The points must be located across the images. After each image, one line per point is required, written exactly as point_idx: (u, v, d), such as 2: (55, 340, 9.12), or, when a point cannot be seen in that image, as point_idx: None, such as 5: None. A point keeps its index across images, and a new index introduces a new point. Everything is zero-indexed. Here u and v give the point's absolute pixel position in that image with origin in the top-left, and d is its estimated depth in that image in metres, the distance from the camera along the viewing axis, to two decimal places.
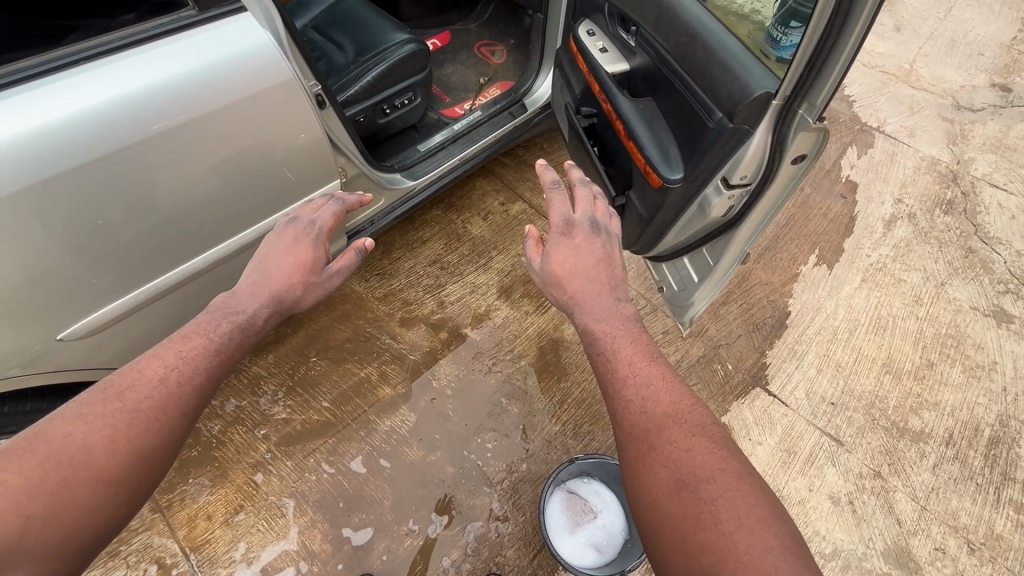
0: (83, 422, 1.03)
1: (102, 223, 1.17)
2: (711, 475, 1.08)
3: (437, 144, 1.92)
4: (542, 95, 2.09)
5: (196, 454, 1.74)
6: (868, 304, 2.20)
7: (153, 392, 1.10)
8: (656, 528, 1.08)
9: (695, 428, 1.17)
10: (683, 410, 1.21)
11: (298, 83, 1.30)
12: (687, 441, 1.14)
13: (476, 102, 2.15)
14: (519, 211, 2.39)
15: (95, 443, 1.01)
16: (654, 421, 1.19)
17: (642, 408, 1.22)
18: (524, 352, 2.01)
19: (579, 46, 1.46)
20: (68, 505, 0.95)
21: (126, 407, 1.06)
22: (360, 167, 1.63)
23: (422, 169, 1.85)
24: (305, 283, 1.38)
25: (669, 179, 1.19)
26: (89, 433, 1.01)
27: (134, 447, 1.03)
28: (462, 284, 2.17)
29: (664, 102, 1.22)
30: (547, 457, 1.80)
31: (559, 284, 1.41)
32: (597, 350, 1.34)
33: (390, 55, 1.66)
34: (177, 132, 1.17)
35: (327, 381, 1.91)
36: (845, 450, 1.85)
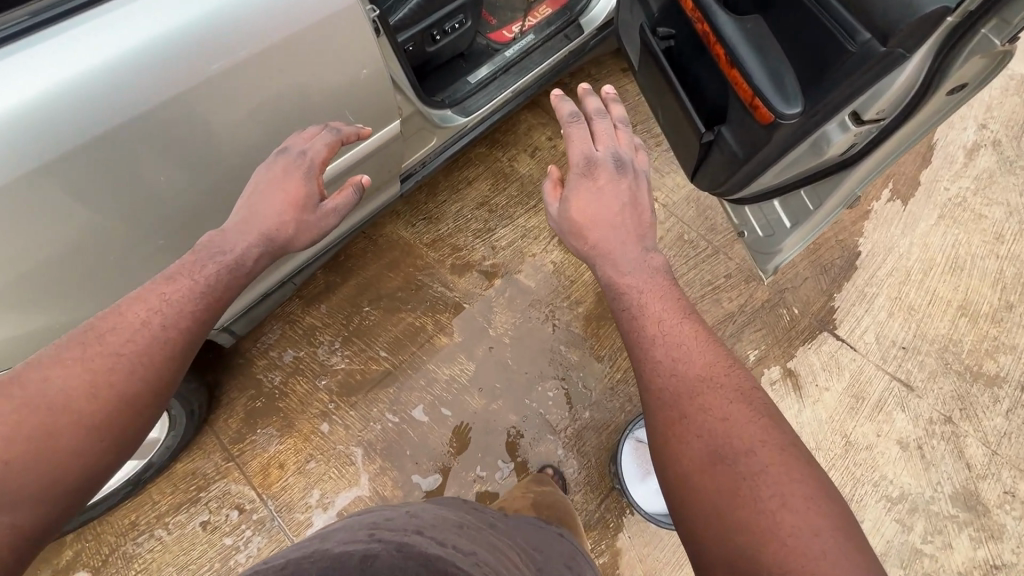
0: (65, 365, 0.91)
1: (155, 178, 1.08)
2: (747, 446, 1.01)
3: (488, 75, 1.75)
4: (602, 14, 1.86)
5: (261, 404, 1.75)
6: (946, 243, 2.06)
7: (137, 335, 0.98)
8: (691, 500, 1.01)
9: (728, 391, 1.11)
10: (714, 373, 1.14)
11: (358, 11, 1.15)
12: (721, 411, 1.07)
13: (526, 23, 1.92)
14: (568, 147, 2.24)
15: (78, 388, 0.90)
16: (687, 382, 1.13)
17: (669, 368, 1.16)
18: (580, 298, 1.94)
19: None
20: (52, 450, 0.85)
21: (106, 351, 0.94)
22: (416, 105, 1.49)
23: (474, 103, 1.69)
24: (297, 222, 1.18)
25: (782, 116, 1.03)
26: (71, 376, 0.91)
27: (118, 393, 0.92)
28: (513, 228, 2.06)
29: (780, 18, 1.06)
30: (610, 405, 1.78)
31: (580, 232, 1.40)
32: (623, 299, 1.30)
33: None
34: (230, 74, 1.05)
35: (382, 331, 1.87)
36: (916, 395, 1.80)
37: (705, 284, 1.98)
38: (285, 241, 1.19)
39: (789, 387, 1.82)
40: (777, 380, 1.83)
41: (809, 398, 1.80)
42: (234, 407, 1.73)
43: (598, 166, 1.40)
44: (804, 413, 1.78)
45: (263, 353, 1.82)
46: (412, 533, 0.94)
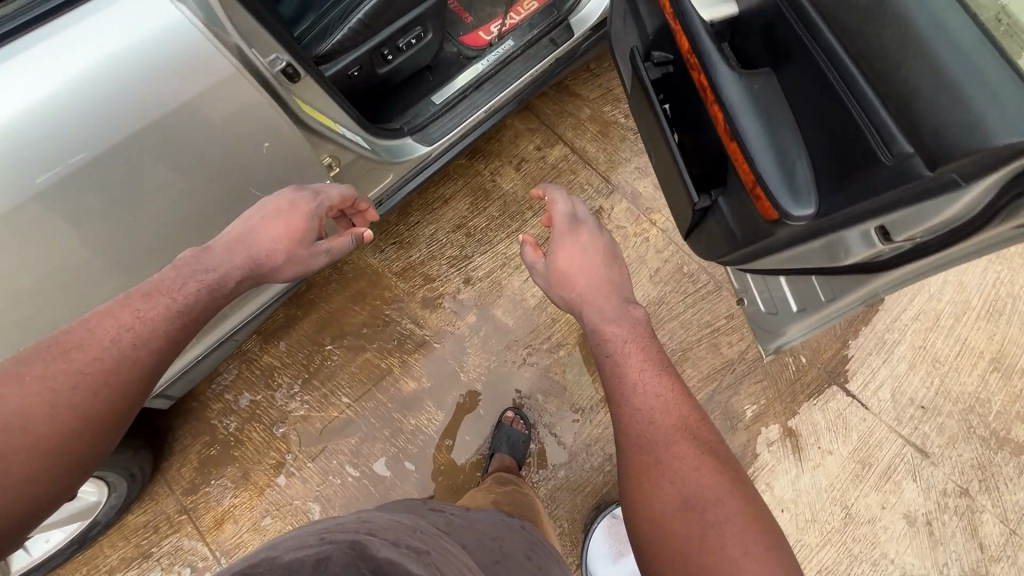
0: (25, 383, 0.83)
1: (59, 257, 0.96)
2: (714, 499, 0.98)
3: (457, 91, 1.50)
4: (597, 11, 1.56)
5: (216, 453, 1.65)
6: (985, 282, 1.80)
7: (105, 352, 0.90)
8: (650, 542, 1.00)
9: (698, 440, 1.07)
10: (686, 419, 1.10)
11: (240, 80, 0.95)
12: (690, 459, 1.03)
13: (507, 21, 1.63)
14: (558, 159, 1.99)
15: (38, 404, 0.83)
16: (658, 433, 1.08)
17: (647, 417, 1.10)
18: (562, 340, 1.76)
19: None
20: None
21: (70, 370, 0.87)
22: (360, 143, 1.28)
23: (440, 128, 1.46)
24: (296, 262, 1.15)
25: (789, 217, 0.81)
26: (32, 396, 0.83)
27: (78, 414, 0.86)
28: (492, 255, 1.87)
29: (798, 83, 0.81)
30: (587, 464, 1.64)
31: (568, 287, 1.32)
32: (604, 351, 1.23)
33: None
34: (76, 170, 0.87)
35: (345, 373, 1.73)
36: (930, 463, 1.62)
37: (702, 326, 1.77)
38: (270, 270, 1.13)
39: (787, 448, 1.65)
40: (775, 441, 1.66)
41: (809, 463, 1.63)
42: (186, 456, 1.64)
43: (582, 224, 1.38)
44: (802, 480, 1.62)
45: (218, 396, 1.70)
46: (363, 534, 0.75)
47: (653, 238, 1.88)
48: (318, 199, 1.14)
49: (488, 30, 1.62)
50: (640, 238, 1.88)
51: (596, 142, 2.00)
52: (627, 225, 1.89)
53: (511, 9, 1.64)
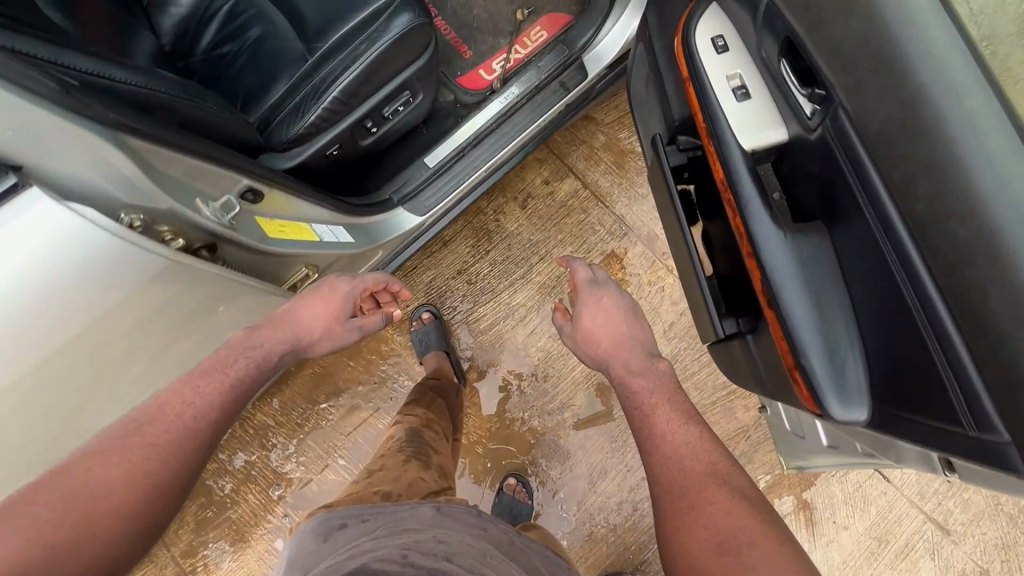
0: (100, 461, 0.83)
1: None
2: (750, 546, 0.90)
3: (453, 150, 1.32)
4: (615, 49, 1.35)
5: (212, 515, 1.62)
6: None
7: (171, 426, 0.89)
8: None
9: (727, 487, 1.01)
10: (713, 468, 1.04)
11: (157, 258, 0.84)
12: (720, 507, 0.97)
13: (511, 56, 1.43)
14: (568, 195, 1.81)
15: (115, 477, 0.82)
16: (687, 483, 1.03)
17: (675, 466, 1.06)
18: (568, 401, 1.67)
19: (692, 71, 0.84)
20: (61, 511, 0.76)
21: (144, 445, 0.86)
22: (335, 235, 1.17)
23: (431, 195, 1.30)
24: (334, 343, 1.18)
25: (834, 419, 0.71)
26: (106, 466, 0.82)
27: (151, 480, 0.84)
28: (495, 305, 1.75)
29: (863, 263, 0.68)
30: (590, 534, 1.59)
31: (587, 339, 1.34)
32: (632, 404, 1.20)
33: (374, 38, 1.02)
34: None
35: (341, 433, 1.67)
36: (951, 541, 1.55)
37: (718, 387, 1.66)
38: (310, 346, 1.15)
39: (801, 521, 1.58)
40: (788, 513, 1.59)
41: (823, 537, 1.57)
42: (182, 518, 1.61)
43: (604, 286, 1.41)
44: (814, 555, 1.56)
45: (211, 456, 1.65)
46: (439, 561, 0.82)
47: (669, 287, 1.73)
48: (356, 283, 1.20)
49: (490, 67, 1.43)
50: (655, 288, 1.74)
51: (611, 175, 1.82)
52: (641, 272, 1.75)
53: (517, 42, 1.44)
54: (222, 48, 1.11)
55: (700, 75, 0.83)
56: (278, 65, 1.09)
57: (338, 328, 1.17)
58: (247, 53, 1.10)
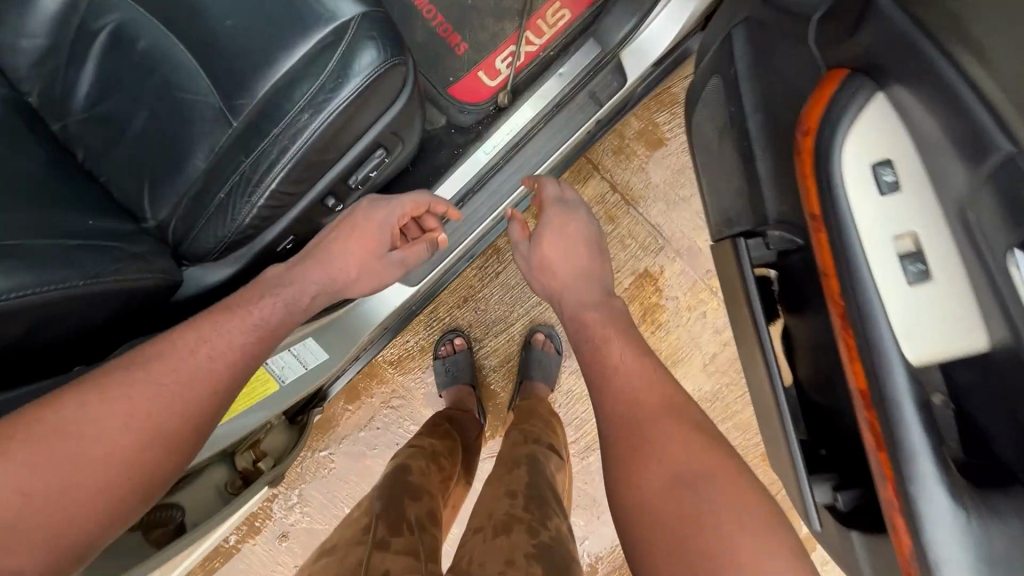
0: (119, 394, 0.65)
1: None
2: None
3: (450, 202, 1.00)
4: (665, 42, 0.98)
5: (219, 565, 1.54)
6: None
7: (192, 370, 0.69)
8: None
9: (738, 483, 0.65)
10: (693, 441, 0.68)
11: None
12: (723, 502, 0.62)
13: (521, 48, 1.03)
14: (592, 201, 1.48)
15: (131, 419, 0.64)
16: (663, 462, 0.67)
17: (661, 449, 0.68)
18: (595, 447, 1.47)
19: (821, 187, 0.59)
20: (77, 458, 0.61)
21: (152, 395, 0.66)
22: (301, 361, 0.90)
23: (421, 261, 1.03)
24: (365, 266, 0.87)
25: None
26: (126, 397, 0.65)
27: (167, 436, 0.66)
28: (509, 336, 1.50)
29: None
30: None
31: (547, 267, 0.94)
32: (588, 359, 0.82)
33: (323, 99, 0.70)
34: None
35: (345, 482, 1.52)
36: None
37: None
38: (340, 292, 0.88)
39: None
40: None
41: None
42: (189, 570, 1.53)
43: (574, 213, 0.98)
44: None
45: None
46: None
47: (714, 311, 1.46)
48: (390, 204, 0.87)
49: (493, 69, 1.04)
50: (695, 313, 1.47)
51: (644, 173, 1.47)
52: (679, 296, 1.47)
53: (528, 28, 1.04)
54: (103, 103, 0.77)
55: (833, 199, 0.58)
56: (187, 129, 0.74)
57: (378, 265, 0.89)
58: (144, 111, 0.76)
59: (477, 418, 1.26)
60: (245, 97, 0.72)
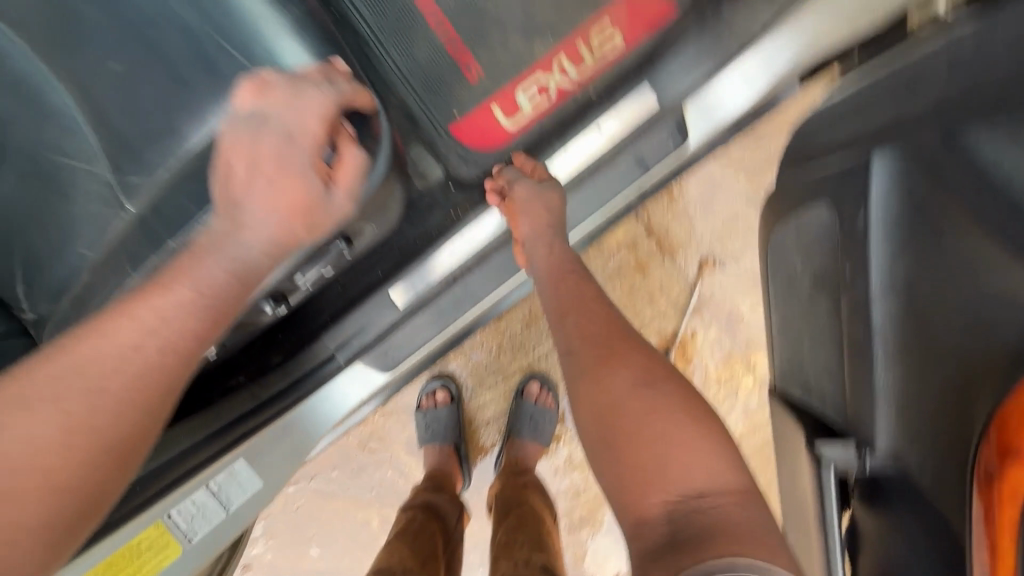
0: (101, 332, 0.37)
1: None
2: (700, 478, 0.49)
3: (442, 279, 0.79)
4: (734, 104, 0.76)
5: None
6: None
7: (132, 358, 0.37)
8: (640, 509, 0.49)
9: (657, 393, 0.55)
10: (578, 349, 0.61)
11: None
12: (687, 427, 0.52)
13: (553, 78, 0.73)
14: (621, 244, 1.23)
15: (126, 364, 0.37)
16: (589, 352, 0.59)
17: (550, 302, 0.67)
18: (591, 519, 1.30)
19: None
20: (10, 456, 0.33)
21: (80, 411, 0.35)
22: (228, 498, 0.65)
23: (402, 344, 0.82)
24: (274, 187, 0.42)
25: None
26: (113, 337, 0.37)
27: (83, 426, 0.35)
28: (507, 387, 1.32)
29: None
30: None
31: (515, 209, 0.72)
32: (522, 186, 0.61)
33: (238, 210, 0.42)
34: None
35: (313, 522, 1.36)
36: None
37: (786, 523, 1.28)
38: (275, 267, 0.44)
39: None
40: None
41: None
42: None
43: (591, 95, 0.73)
44: None
45: None
46: None
47: (747, 389, 1.25)
48: (287, 141, 0.42)
49: (511, 105, 0.72)
50: (727, 390, 1.25)
51: (688, 219, 1.22)
52: (711, 368, 1.24)
53: (562, 49, 0.71)
54: None
55: None
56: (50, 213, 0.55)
57: (321, 228, 0.44)
58: (11, 170, 0.54)
59: (455, 498, 1.12)
60: (142, 174, 0.50)
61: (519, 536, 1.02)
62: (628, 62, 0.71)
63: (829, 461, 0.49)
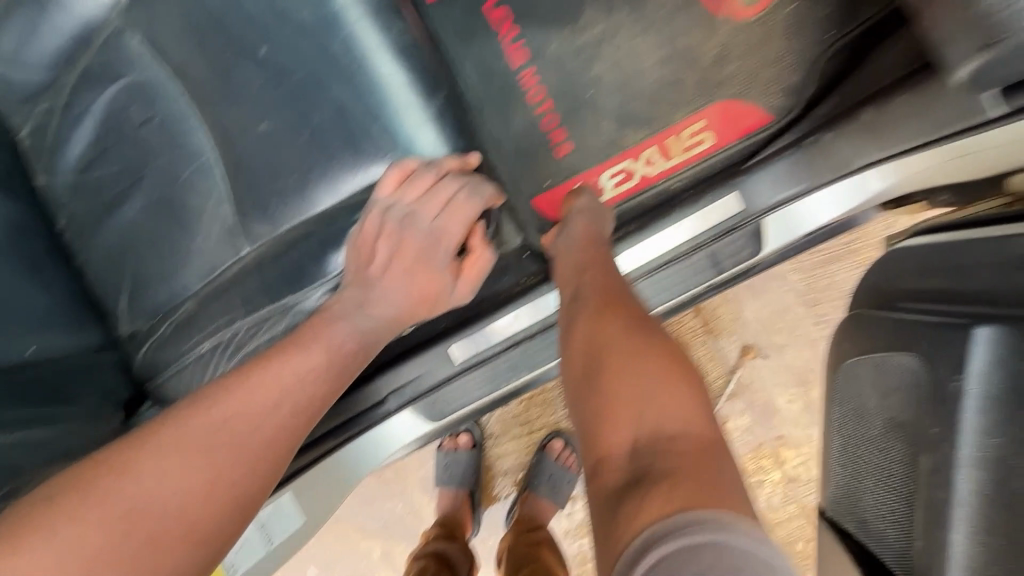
0: (243, 392, 0.42)
1: None
2: (676, 420, 0.42)
3: (503, 341, 0.80)
4: (816, 221, 0.73)
5: None
6: None
7: (268, 414, 0.42)
8: (607, 448, 0.43)
9: (649, 339, 0.48)
10: (584, 303, 0.56)
11: None
12: (662, 376, 0.44)
13: (640, 169, 0.80)
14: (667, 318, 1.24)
15: (263, 421, 0.42)
16: (594, 308, 0.54)
17: (580, 267, 0.62)
18: None
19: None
20: (163, 504, 0.37)
21: (221, 459, 0.40)
22: (272, 533, 0.74)
23: (453, 399, 0.82)
24: (414, 276, 0.50)
25: None
26: (254, 395, 0.42)
27: (223, 475, 0.39)
28: (530, 440, 1.31)
29: None
30: None
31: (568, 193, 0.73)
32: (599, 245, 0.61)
33: (372, 287, 0.49)
34: None
35: (316, 542, 1.36)
36: None
37: None
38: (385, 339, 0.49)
39: None
40: None
41: None
42: None
43: (675, 188, 0.79)
44: None
45: None
46: None
47: (773, 484, 1.23)
48: (433, 238, 0.50)
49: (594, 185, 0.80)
50: (751, 480, 1.23)
51: (736, 304, 1.22)
52: (738, 456, 1.23)
53: (653, 143, 0.79)
54: (93, 171, 0.58)
55: None
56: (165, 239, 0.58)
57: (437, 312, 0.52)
58: (141, 195, 0.57)
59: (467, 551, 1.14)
60: (266, 225, 0.53)
61: None
62: (712, 166, 0.78)
63: None
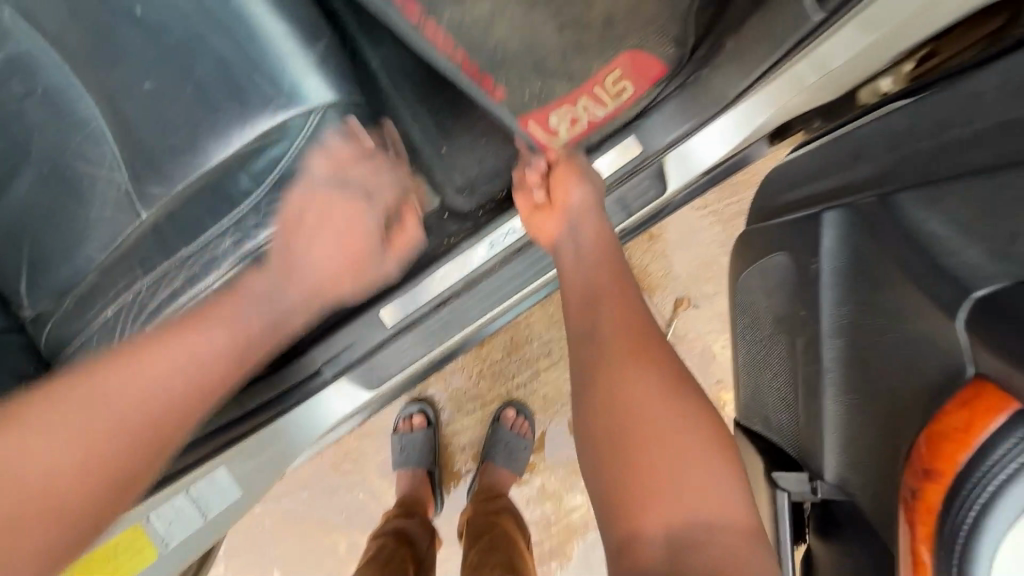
0: (133, 361, 0.43)
1: None
2: (713, 506, 0.40)
3: (432, 301, 0.82)
4: (709, 157, 0.80)
5: None
6: None
7: (163, 385, 0.43)
8: (635, 527, 0.40)
9: (683, 397, 0.45)
10: (601, 302, 0.53)
11: None
12: (699, 444, 0.42)
13: (581, 115, 0.69)
14: None
15: (156, 396, 0.43)
16: (616, 345, 0.49)
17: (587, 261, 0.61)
18: (561, 552, 1.30)
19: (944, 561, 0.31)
20: (56, 466, 0.37)
21: (103, 434, 0.40)
22: (205, 506, 0.74)
23: (388, 364, 0.83)
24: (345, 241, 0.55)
25: None
26: (156, 358, 0.44)
27: (103, 451, 0.39)
28: (484, 414, 1.32)
29: None
30: None
31: (566, 179, 0.69)
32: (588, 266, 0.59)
33: (299, 265, 0.54)
34: None
35: (277, 544, 1.33)
36: None
37: None
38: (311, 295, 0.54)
39: None
40: None
41: None
42: None
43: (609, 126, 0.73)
44: None
45: None
46: None
47: None
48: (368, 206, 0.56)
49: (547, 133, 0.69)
50: None
51: (665, 259, 1.27)
52: None
53: (583, 94, 0.66)
54: None
55: (955, 533, 0.31)
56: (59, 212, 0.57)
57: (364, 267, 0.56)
58: (32, 168, 0.57)
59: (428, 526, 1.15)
60: (161, 184, 0.53)
61: (492, 560, 1.04)
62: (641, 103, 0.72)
63: (780, 485, 0.54)
